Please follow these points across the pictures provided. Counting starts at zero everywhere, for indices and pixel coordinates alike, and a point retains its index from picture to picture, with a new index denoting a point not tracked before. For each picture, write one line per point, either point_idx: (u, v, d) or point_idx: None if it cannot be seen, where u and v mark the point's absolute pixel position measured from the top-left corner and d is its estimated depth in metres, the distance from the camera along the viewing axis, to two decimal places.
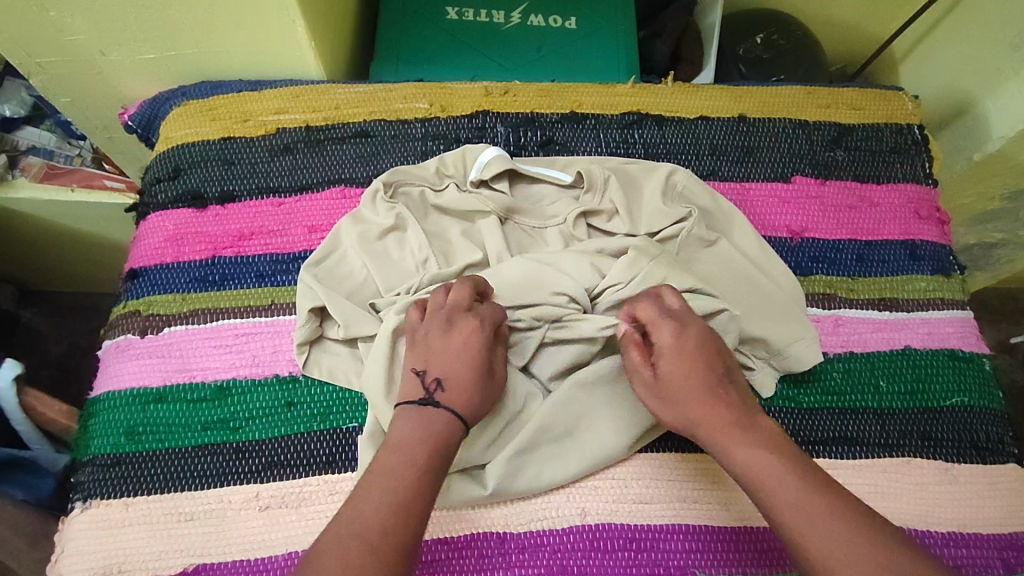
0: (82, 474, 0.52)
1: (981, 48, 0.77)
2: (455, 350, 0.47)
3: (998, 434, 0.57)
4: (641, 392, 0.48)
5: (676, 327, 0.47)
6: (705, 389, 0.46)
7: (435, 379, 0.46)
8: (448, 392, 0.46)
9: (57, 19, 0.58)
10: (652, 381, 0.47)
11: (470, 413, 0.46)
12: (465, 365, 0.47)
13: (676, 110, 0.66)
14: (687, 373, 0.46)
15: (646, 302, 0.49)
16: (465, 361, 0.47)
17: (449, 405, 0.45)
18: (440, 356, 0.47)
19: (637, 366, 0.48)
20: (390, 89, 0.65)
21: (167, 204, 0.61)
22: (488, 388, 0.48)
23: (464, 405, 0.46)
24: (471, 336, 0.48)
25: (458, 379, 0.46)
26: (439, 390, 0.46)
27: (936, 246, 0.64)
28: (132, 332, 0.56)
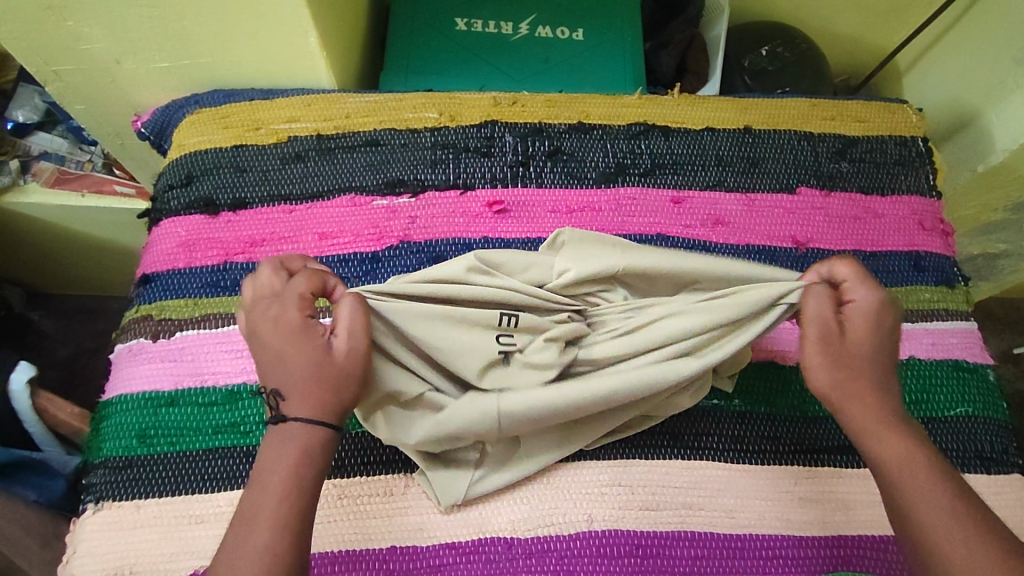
0: (94, 476, 0.53)
1: (984, 62, 0.78)
2: (279, 353, 0.43)
3: (1003, 445, 0.57)
4: (811, 345, 0.45)
5: (880, 293, 0.46)
6: (877, 359, 0.45)
7: (274, 394, 0.43)
8: (291, 399, 0.42)
9: (75, 29, 0.59)
10: (838, 339, 0.45)
11: (330, 408, 0.42)
12: (291, 366, 0.42)
13: (682, 121, 0.67)
14: (875, 339, 0.45)
15: (850, 260, 0.47)
16: (292, 361, 0.42)
17: (296, 413, 0.42)
18: (267, 361, 0.43)
19: (813, 321, 0.45)
20: (399, 98, 0.66)
21: (179, 211, 0.62)
22: (332, 374, 0.42)
23: (310, 407, 0.42)
24: (279, 327, 0.43)
25: (292, 381, 0.42)
26: (282, 401, 0.42)
27: (940, 257, 0.64)
28: (145, 336, 0.57)
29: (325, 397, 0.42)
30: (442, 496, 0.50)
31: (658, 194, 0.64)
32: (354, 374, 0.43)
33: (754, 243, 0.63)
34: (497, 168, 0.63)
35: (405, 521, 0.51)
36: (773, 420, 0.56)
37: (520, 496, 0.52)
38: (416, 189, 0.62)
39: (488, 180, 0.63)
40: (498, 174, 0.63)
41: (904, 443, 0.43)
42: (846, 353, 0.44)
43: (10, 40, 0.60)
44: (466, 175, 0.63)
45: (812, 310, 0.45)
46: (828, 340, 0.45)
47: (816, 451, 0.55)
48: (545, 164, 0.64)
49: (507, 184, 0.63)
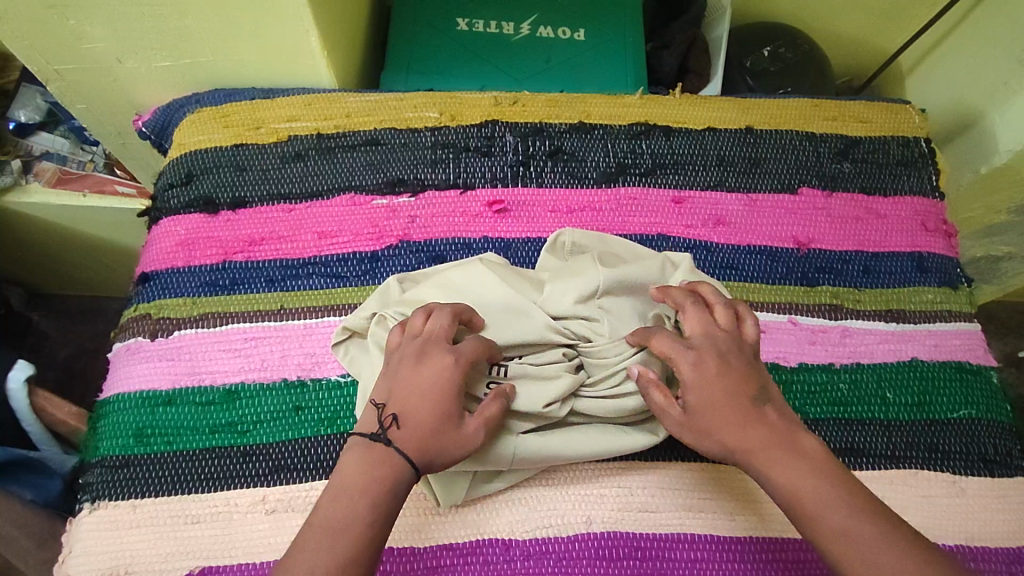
0: (90, 475, 0.52)
1: (987, 63, 0.78)
2: (420, 383, 0.46)
3: (1007, 448, 0.57)
4: (669, 424, 0.46)
5: (694, 356, 0.46)
6: (732, 411, 0.44)
7: (392, 417, 0.45)
8: (404, 431, 0.44)
9: (77, 28, 0.59)
10: (685, 414, 0.46)
11: (428, 456, 0.44)
12: (428, 404, 0.45)
13: (684, 121, 0.67)
14: (713, 401, 0.45)
15: (661, 336, 0.48)
16: (428, 396, 0.45)
17: (401, 444, 0.44)
18: (409, 394, 0.45)
19: (664, 401, 0.47)
20: (400, 98, 0.66)
21: (179, 210, 0.61)
22: (451, 434, 0.45)
23: (419, 447, 0.44)
24: (444, 370, 0.46)
25: (418, 421, 0.44)
26: (395, 428, 0.44)
27: (942, 257, 0.64)
28: (143, 335, 0.57)
29: (432, 446, 0.44)
30: (444, 497, 0.50)
31: (659, 194, 0.63)
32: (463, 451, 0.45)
33: (755, 243, 0.62)
34: (498, 168, 0.63)
35: (403, 522, 0.50)
36: None
37: (519, 497, 0.51)
38: (416, 188, 0.62)
39: (488, 180, 0.63)
40: (498, 174, 0.63)
41: (789, 477, 0.43)
42: (702, 417, 0.45)
43: (13, 40, 0.60)
44: (466, 175, 0.63)
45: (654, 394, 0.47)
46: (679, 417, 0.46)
47: None
48: (546, 164, 0.64)
49: (508, 184, 0.63)
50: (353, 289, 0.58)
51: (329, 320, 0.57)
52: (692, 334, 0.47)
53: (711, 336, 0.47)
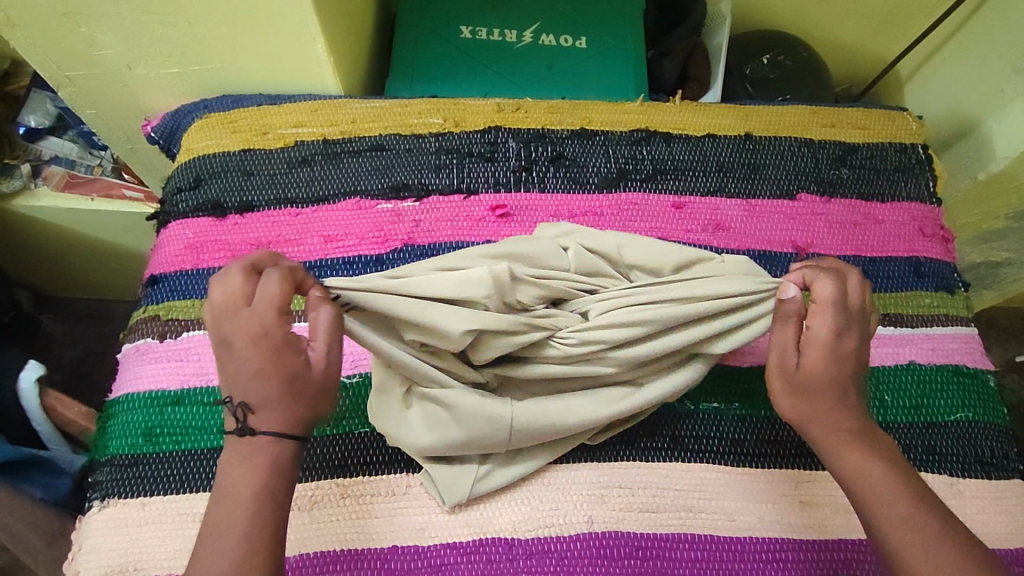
0: (100, 474, 0.53)
1: (984, 70, 0.79)
2: (249, 361, 0.41)
3: (1004, 450, 0.58)
4: (773, 369, 0.46)
5: (843, 321, 0.45)
6: (840, 386, 0.45)
7: (241, 406, 0.41)
8: (261, 413, 0.41)
9: (88, 35, 0.60)
10: (792, 368, 0.46)
11: (301, 418, 0.41)
12: (267, 378, 0.41)
13: (684, 127, 0.68)
14: (832, 371, 0.45)
15: (825, 289, 0.46)
16: (263, 367, 0.41)
17: (268, 427, 0.41)
18: (239, 372, 0.41)
19: (779, 345, 0.46)
20: (405, 104, 0.67)
21: (187, 213, 0.62)
22: (307, 383, 0.41)
23: (282, 417, 0.41)
24: (257, 334, 0.41)
25: (263, 395, 0.41)
26: (251, 415, 0.41)
27: (939, 262, 0.65)
28: (152, 336, 0.58)
29: (295, 409, 0.41)
30: (448, 496, 0.51)
31: (659, 199, 0.64)
32: (326, 384, 0.42)
33: (754, 248, 0.63)
34: (500, 173, 0.64)
35: (407, 521, 0.51)
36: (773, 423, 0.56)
37: (521, 497, 0.52)
38: (420, 193, 0.63)
39: (491, 185, 0.64)
40: (501, 179, 0.64)
41: (862, 460, 0.44)
42: (810, 379, 0.45)
43: (25, 47, 0.62)
44: (469, 180, 0.64)
45: (777, 333, 0.47)
46: (790, 362, 0.46)
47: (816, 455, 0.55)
48: (548, 169, 0.65)
49: (510, 188, 0.64)
50: None
51: None
52: (852, 298, 0.46)
53: (864, 312, 0.46)
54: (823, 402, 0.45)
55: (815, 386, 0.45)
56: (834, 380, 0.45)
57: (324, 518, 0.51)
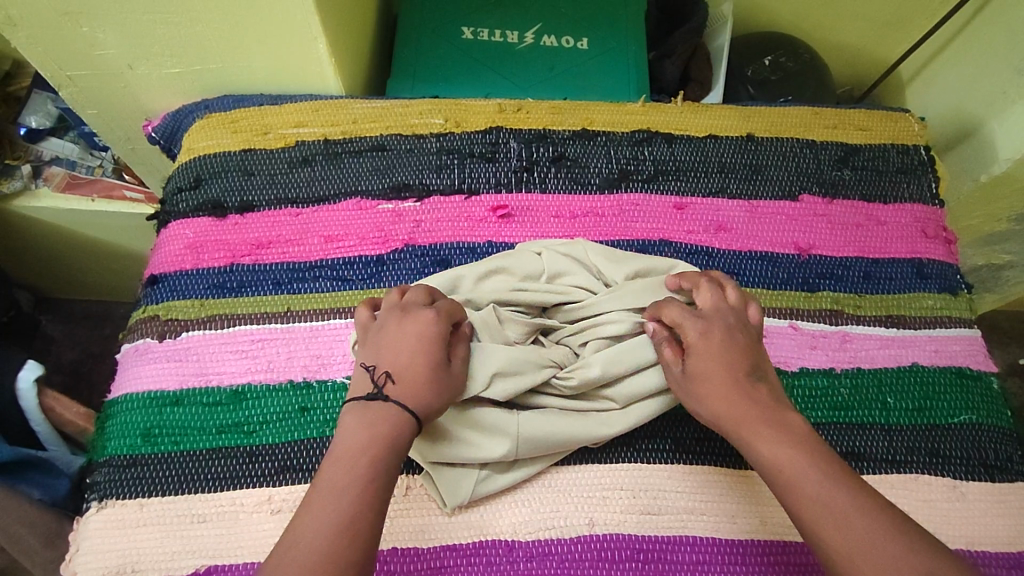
0: (98, 474, 0.53)
1: (986, 72, 0.79)
2: (405, 343, 0.47)
3: (1007, 453, 0.57)
4: (670, 385, 0.50)
5: (704, 321, 0.49)
6: (732, 383, 0.47)
7: (385, 373, 0.46)
8: (400, 385, 0.45)
9: (90, 35, 0.60)
10: (681, 377, 0.49)
11: (428, 403, 0.45)
12: (419, 357, 0.47)
13: (685, 128, 0.68)
14: (719, 370, 0.48)
15: (674, 303, 0.51)
16: (417, 352, 0.47)
17: (399, 400, 0.45)
18: (394, 350, 0.47)
19: (670, 367, 0.50)
20: (406, 105, 0.67)
21: (188, 213, 0.62)
22: (444, 380, 0.47)
23: (415, 398, 0.45)
24: (425, 325, 0.48)
25: (410, 371, 0.46)
26: (390, 383, 0.46)
27: (942, 264, 0.64)
28: (151, 336, 0.57)
29: (428, 393, 0.46)
30: (450, 499, 0.50)
31: (661, 200, 0.64)
32: (456, 390, 0.48)
33: (757, 250, 0.63)
34: (502, 174, 0.64)
35: (407, 522, 0.51)
36: None
37: (522, 499, 0.52)
38: (421, 193, 0.63)
39: (493, 185, 0.64)
40: (502, 179, 0.64)
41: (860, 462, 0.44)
42: (699, 382, 0.48)
43: (27, 46, 0.62)
44: (470, 180, 0.64)
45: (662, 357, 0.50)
46: (684, 378, 0.49)
47: None
48: (549, 169, 0.65)
49: (511, 189, 0.63)
50: (359, 292, 0.59)
51: (334, 323, 0.58)
52: (705, 302, 0.51)
53: (726, 306, 0.51)
54: (717, 401, 0.47)
55: (710, 389, 0.47)
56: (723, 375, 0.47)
57: None
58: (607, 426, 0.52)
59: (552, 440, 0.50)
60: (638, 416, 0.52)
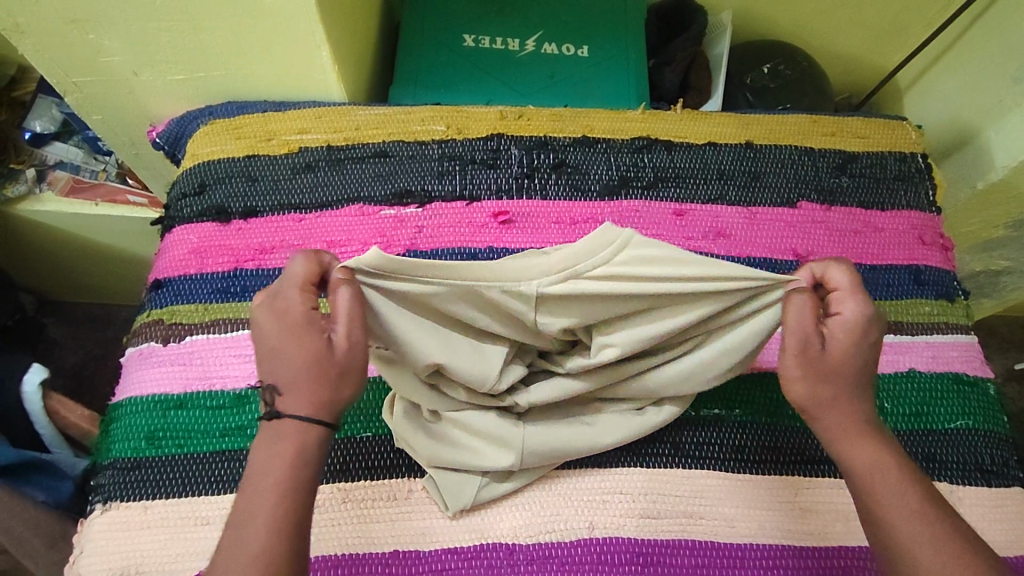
0: (102, 477, 0.53)
1: (983, 80, 0.79)
2: (277, 345, 0.41)
3: (1004, 458, 0.58)
4: (796, 362, 0.44)
5: (866, 302, 0.44)
6: (859, 370, 0.44)
7: (270, 389, 0.41)
8: (289, 397, 0.40)
9: (96, 42, 0.61)
10: (818, 355, 0.44)
11: (329, 403, 0.40)
12: (298, 366, 0.40)
13: (685, 136, 0.68)
14: (851, 362, 0.44)
15: (835, 272, 0.45)
16: (293, 351, 0.40)
17: (295, 414, 0.40)
18: (268, 352, 0.41)
19: (796, 332, 0.44)
20: (408, 111, 0.68)
21: (192, 218, 0.63)
22: (331, 366, 0.40)
23: (310, 402, 0.40)
24: (283, 318, 0.41)
25: (292, 380, 0.40)
26: (278, 399, 0.40)
27: (939, 270, 0.65)
28: (155, 340, 0.58)
29: (323, 394, 0.40)
30: (452, 503, 0.51)
31: (660, 206, 0.65)
32: (357, 366, 0.41)
33: (755, 256, 0.64)
34: (503, 180, 0.65)
35: (408, 525, 0.51)
36: (774, 428, 0.56)
37: (522, 503, 0.52)
38: (424, 200, 0.63)
39: (493, 192, 0.64)
40: (503, 186, 0.64)
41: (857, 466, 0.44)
42: (829, 370, 0.44)
43: (33, 53, 0.62)
44: (472, 187, 0.64)
45: (795, 316, 0.44)
46: (814, 345, 0.44)
47: (818, 462, 0.55)
48: (550, 176, 0.65)
49: (512, 195, 0.64)
50: None
51: None
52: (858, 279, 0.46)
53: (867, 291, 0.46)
54: (842, 384, 0.44)
55: (838, 368, 0.44)
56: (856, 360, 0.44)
57: (323, 522, 0.51)
58: (608, 437, 0.52)
59: (559, 450, 0.51)
60: (649, 424, 0.53)
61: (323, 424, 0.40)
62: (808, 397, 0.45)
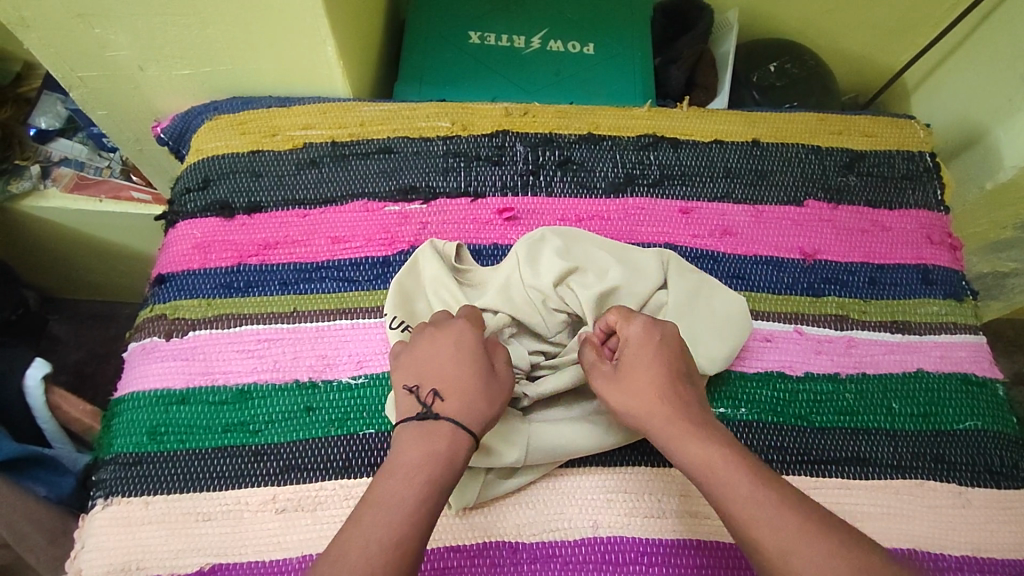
0: (103, 472, 0.53)
1: (991, 80, 0.79)
2: (439, 362, 0.48)
3: (1014, 459, 0.57)
4: (603, 388, 0.48)
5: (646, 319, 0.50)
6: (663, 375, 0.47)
7: (431, 392, 0.46)
8: (449, 400, 0.46)
9: (102, 36, 0.61)
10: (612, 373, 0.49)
11: (480, 417, 0.46)
12: (464, 379, 0.47)
13: (691, 133, 0.68)
14: (652, 375, 0.47)
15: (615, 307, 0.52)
16: (452, 367, 0.47)
17: (453, 416, 0.45)
18: (430, 370, 0.47)
19: (591, 362, 0.50)
20: (413, 108, 0.68)
21: (196, 213, 0.63)
22: (492, 386, 0.47)
23: (465, 410, 0.45)
24: (451, 341, 0.49)
25: (456, 388, 0.46)
26: (438, 402, 0.46)
27: (947, 270, 0.64)
28: (158, 335, 0.58)
29: (478, 406, 0.46)
30: (456, 501, 0.50)
31: (666, 204, 0.64)
32: (503, 392, 0.48)
33: (762, 254, 0.63)
34: (508, 177, 0.64)
35: None
36: (779, 429, 0.56)
37: (525, 501, 0.52)
38: (428, 195, 0.63)
39: (498, 188, 0.64)
40: (508, 183, 0.64)
41: None
42: (629, 376, 0.48)
43: (40, 48, 0.62)
44: (477, 183, 0.64)
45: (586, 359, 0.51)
46: (599, 371, 0.49)
47: (824, 462, 0.55)
48: (556, 173, 0.65)
49: (517, 192, 0.64)
50: (363, 293, 0.59)
51: (339, 323, 0.58)
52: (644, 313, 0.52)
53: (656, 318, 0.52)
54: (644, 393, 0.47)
55: (634, 381, 0.47)
56: (652, 368, 0.48)
57: (326, 519, 0.51)
58: (613, 434, 0.52)
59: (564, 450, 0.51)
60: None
61: (472, 433, 0.45)
62: (628, 416, 0.47)
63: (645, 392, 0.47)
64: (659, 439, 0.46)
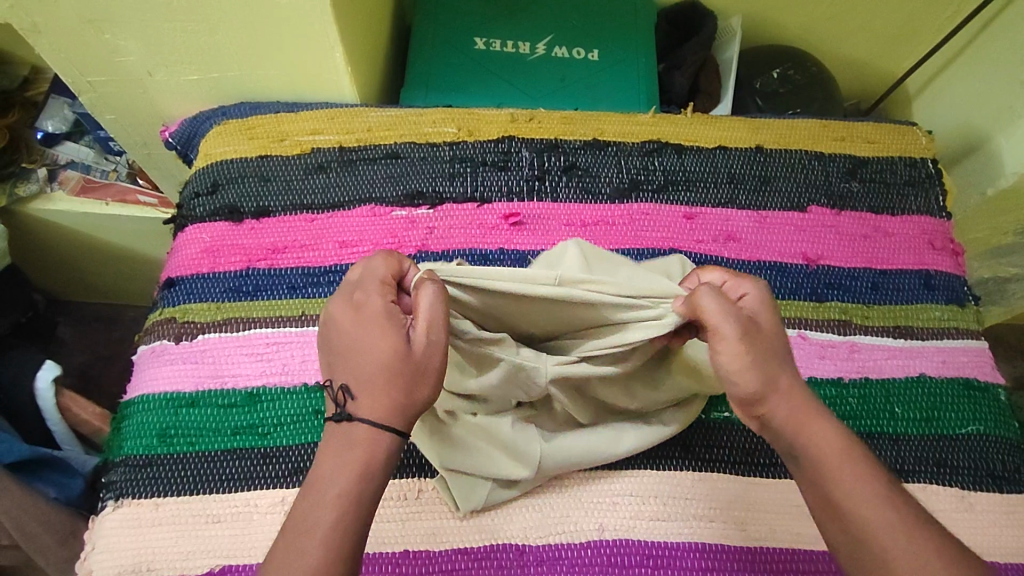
0: (114, 474, 0.53)
1: (992, 87, 0.79)
2: (356, 344, 0.43)
3: (1016, 464, 0.57)
4: (736, 335, 0.42)
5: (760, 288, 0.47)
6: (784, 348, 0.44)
7: (342, 388, 0.42)
8: (362, 399, 0.41)
9: (112, 42, 0.62)
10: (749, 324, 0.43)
11: (397, 405, 0.41)
12: (376, 372, 0.41)
13: (695, 139, 0.69)
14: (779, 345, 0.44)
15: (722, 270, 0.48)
16: (368, 351, 0.42)
17: (365, 414, 0.41)
18: (347, 356, 0.43)
19: (725, 310, 0.43)
20: (420, 113, 0.68)
21: (205, 217, 0.63)
22: (408, 366, 0.42)
23: (380, 404, 0.41)
24: (361, 318, 0.43)
25: (369, 382, 0.41)
26: (351, 400, 0.42)
27: (949, 275, 0.65)
28: (168, 338, 0.58)
29: (394, 399, 0.41)
30: (463, 503, 0.51)
31: (670, 209, 0.65)
32: (425, 366, 0.42)
33: (765, 260, 0.64)
34: (513, 182, 0.65)
35: (419, 525, 0.51)
36: None
37: (532, 504, 0.52)
38: (435, 200, 0.64)
39: (504, 193, 0.64)
40: (514, 188, 0.65)
41: None
42: (764, 336, 0.44)
43: (50, 53, 0.63)
44: (483, 188, 0.64)
45: (709, 303, 0.43)
46: (741, 320, 0.43)
47: None
48: (561, 179, 0.65)
49: (523, 197, 0.64)
50: None
51: None
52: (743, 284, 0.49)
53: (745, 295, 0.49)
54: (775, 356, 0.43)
55: (767, 342, 0.43)
56: (777, 335, 0.44)
57: None
58: (625, 442, 0.53)
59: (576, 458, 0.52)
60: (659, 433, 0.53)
61: (392, 429, 0.41)
62: (757, 377, 0.42)
63: (777, 358, 0.43)
64: (780, 417, 0.42)
